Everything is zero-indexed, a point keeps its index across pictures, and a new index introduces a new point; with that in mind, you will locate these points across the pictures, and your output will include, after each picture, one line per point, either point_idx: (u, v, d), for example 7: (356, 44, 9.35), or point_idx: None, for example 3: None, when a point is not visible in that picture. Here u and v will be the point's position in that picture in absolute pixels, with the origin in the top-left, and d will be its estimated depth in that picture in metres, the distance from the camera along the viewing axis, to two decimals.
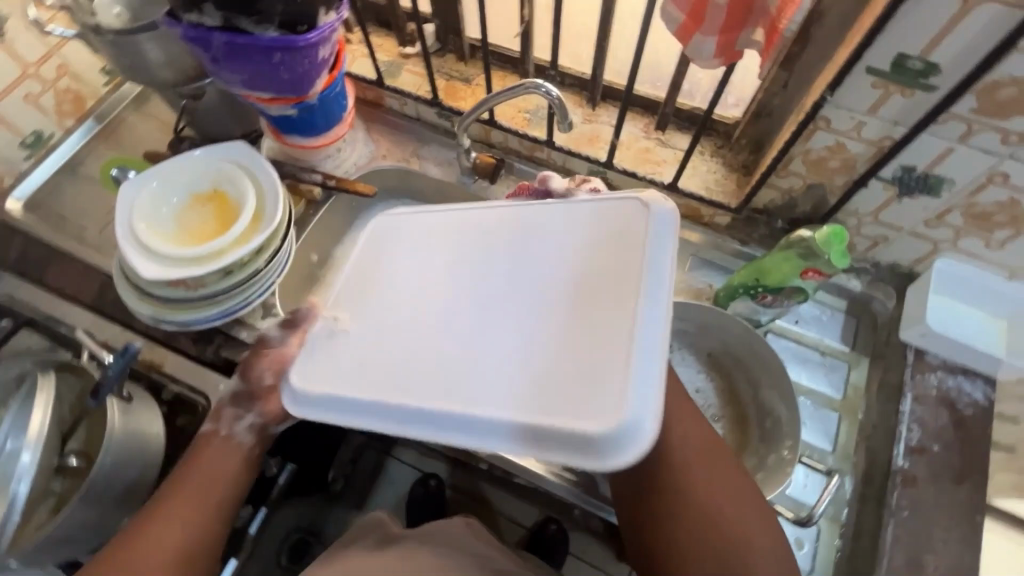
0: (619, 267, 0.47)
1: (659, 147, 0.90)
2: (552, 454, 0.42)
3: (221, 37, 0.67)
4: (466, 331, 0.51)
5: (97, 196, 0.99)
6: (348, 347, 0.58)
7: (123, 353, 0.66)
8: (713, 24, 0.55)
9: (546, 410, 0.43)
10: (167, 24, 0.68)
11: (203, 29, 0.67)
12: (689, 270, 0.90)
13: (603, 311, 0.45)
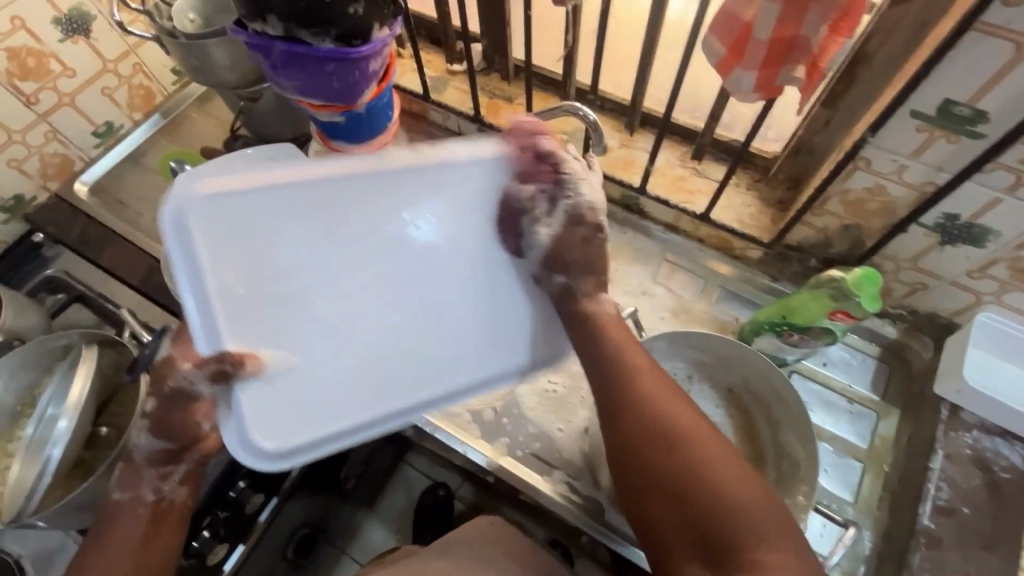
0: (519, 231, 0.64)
1: (693, 177, 0.90)
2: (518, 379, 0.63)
3: (282, 47, 0.71)
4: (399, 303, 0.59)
5: (155, 185, 1.05)
6: (286, 375, 0.53)
7: (160, 332, 0.70)
8: (753, 59, 0.55)
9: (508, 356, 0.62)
10: (232, 31, 0.72)
11: (266, 39, 0.71)
12: (715, 302, 0.89)
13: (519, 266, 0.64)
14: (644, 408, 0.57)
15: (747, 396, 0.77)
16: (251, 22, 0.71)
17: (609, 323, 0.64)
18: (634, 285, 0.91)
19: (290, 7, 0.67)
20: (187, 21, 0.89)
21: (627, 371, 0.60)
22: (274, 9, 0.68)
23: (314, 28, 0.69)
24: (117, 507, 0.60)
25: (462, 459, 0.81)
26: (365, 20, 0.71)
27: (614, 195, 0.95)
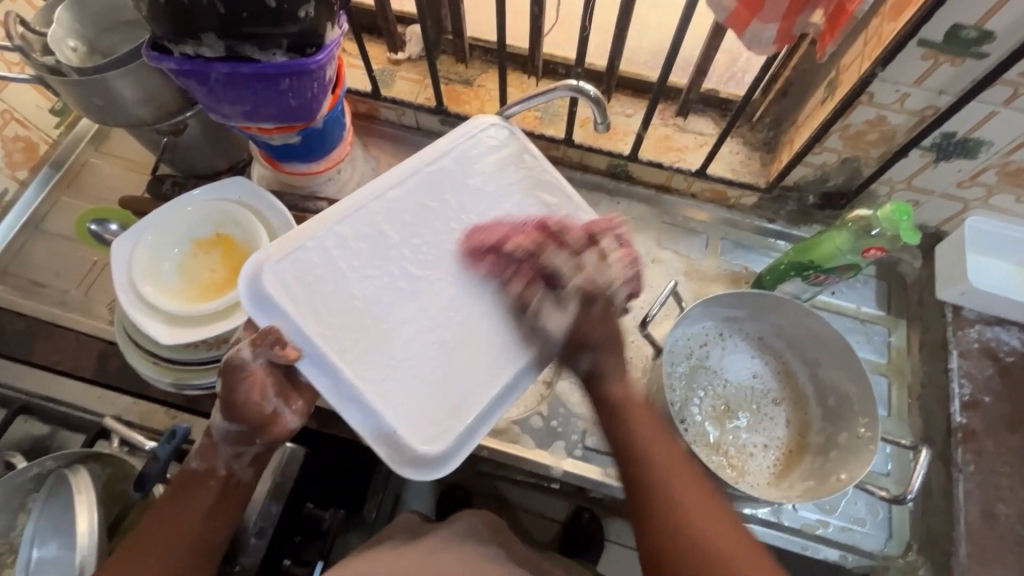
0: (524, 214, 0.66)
1: (678, 134, 0.88)
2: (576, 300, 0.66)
3: (223, 69, 0.59)
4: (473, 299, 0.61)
5: (72, 253, 0.88)
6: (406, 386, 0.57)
7: (169, 436, 0.60)
8: (774, 12, 0.53)
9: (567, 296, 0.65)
10: (154, 58, 0.59)
11: (201, 62, 0.59)
12: (721, 254, 0.89)
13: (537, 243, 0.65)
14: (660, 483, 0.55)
15: (777, 341, 0.79)
16: (177, 44, 0.58)
17: (617, 382, 0.60)
18: (641, 255, 0.89)
19: (228, 18, 0.55)
20: (69, 51, 0.73)
21: (627, 422, 0.59)
22: (208, 25, 0.56)
23: (261, 41, 0.58)
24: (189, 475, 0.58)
25: (524, 471, 0.78)
26: (319, 23, 0.60)
27: (600, 166, 0.91)
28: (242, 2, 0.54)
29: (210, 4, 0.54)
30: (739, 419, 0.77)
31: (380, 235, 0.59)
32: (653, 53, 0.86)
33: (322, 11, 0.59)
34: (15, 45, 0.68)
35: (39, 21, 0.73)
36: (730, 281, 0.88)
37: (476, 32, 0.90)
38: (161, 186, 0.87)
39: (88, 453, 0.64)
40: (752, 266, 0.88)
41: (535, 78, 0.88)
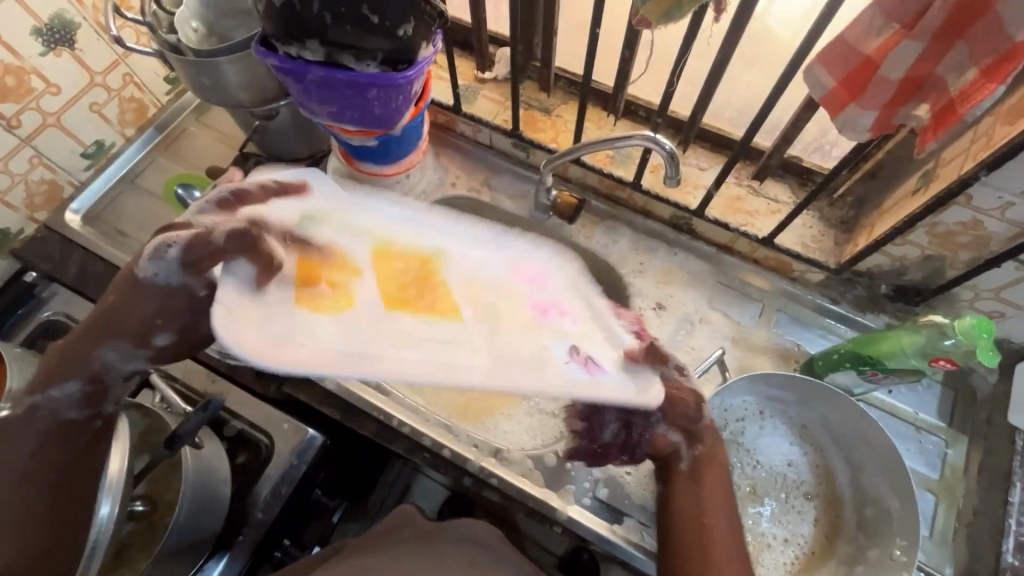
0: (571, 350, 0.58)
1: (749, 196, 0.86)
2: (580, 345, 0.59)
3: (320, 72, 0.63)
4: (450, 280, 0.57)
5: (157, 211, 0.95)
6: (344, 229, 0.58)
7: (206, 407, 0.64)
8: (876, 99, 0.50)
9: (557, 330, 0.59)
10: (260, 53, 0.63)
11: (301, 64, 0.62)
12: (775, 327, 0.85)
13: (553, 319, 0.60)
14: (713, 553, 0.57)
15: (821, 433, 0.76)
16: (283, 44, 0.62)
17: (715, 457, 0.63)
18: (689, 312, 0.87)
19: (334, 28, 0.59)
20: (190, 31, 0.77)
21: (706, 505, 0.61)
22: (314, 32, 0.59)
23: (359, 51, 0.61)
24: (52, 409, 0.55)
25: (527, 509, 0.75)
26: (414, 41, 0.63)
27: (663, 215, 0.90)
28: (348, 15, 0.58)
29: (320, 13, 0.58)
30: (764, 506, 0.74)
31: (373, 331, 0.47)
32: (739, 111, 0.84)
33: (420, 30, 0.62)
34: (147, 21, 0.75)
35: (170, 2, 0.80)
36: (778, 357, 0.83)
37: (564, 64, 0.91)
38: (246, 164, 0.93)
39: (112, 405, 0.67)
40: (805, 345, 0.84)
41: (613, 117, 0.88)
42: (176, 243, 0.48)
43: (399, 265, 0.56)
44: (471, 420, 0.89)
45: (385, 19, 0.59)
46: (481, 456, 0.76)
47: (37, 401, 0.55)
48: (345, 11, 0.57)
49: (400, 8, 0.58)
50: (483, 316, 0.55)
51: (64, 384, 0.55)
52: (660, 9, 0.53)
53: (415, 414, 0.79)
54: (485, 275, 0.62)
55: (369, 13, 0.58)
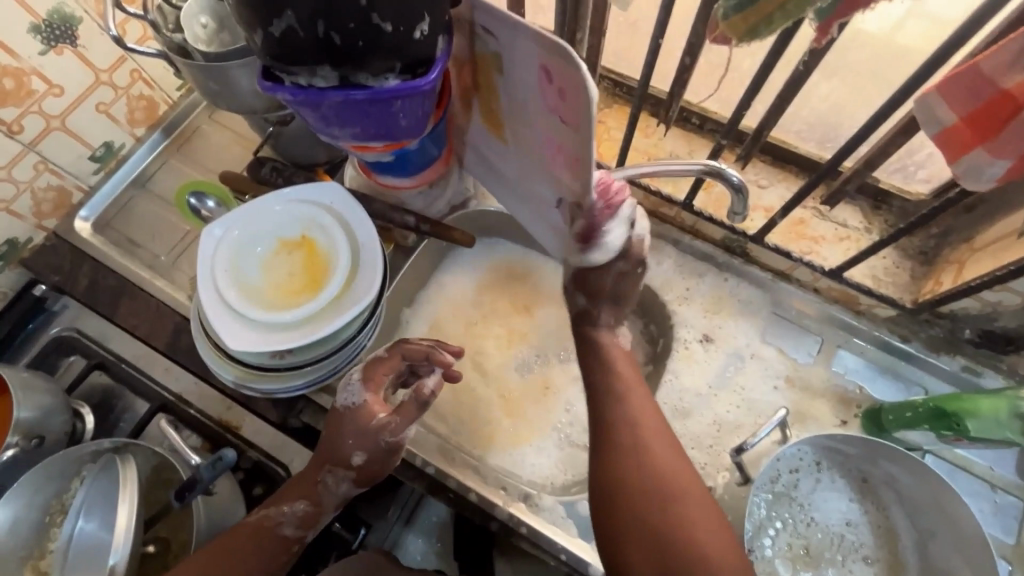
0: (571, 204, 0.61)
1: (814, 220, 0.78)
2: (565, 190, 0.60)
3: (337, 96, 0.55)
4: (518, 110, 0.59)
5: (168, 218, 0.89)
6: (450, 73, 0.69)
7: (215, 463, 0.59)
8: (1010, 144, 0.41)
9: (555, 171, 0.60)
10: (265, 89, 0.55)
11: (314, 92, 0.54)
12: (834, 365, 0.77)
13: (556, 170, 0.59)
14: (680, 514, 0.55)
15: (885, 490, 0.69)
16: (290, 75, 0.54)
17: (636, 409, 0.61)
18: (740, 345, 0.79)
19: (345, 48, 0.50)
20: (199, 28, 0.69)
21: (614, 429, 0.61)
22: (325, 59, 0.50)
23: (377, 67, 0.53)
24: (268, 529, 0.64)
25: (558, 561, 0.70)
26: (433, 39, 0.53)
27: (713, 237, 0.82)
28: (360, 31, 0.48)
29: (327, 35, 0.48)
30: (821, 570, 0.67)
31: (492, 180, 0.78)
32: (810, 124, 0.74)
33: (437, 24, 0.52)
34: (149, 19, 0.68)
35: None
36: (837, 400, 0.76)
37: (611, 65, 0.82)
38: (259, 172, 0.84)
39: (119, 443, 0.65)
40: (868, 388, 0.76)
41: (664, 127, 0.79)
42: (390, 435, 0.66)
43: (488, 97, 0.63)
44: (498, 451, 0.83)
45: (400, 24, 0.49)
46: (509, 501, 0.71)
47: (270, 515, 0.64)
48: (355, 26, 0.48)
49: (414, 8, 0.49)
50: (518, 138, 0.64)
51: (294, 503, 0.65)
52: (744, 25, 0.44)
53: (441, 453, 0.74)
54: (525, 106, 0.58)
55: (381, 22, 0.48)
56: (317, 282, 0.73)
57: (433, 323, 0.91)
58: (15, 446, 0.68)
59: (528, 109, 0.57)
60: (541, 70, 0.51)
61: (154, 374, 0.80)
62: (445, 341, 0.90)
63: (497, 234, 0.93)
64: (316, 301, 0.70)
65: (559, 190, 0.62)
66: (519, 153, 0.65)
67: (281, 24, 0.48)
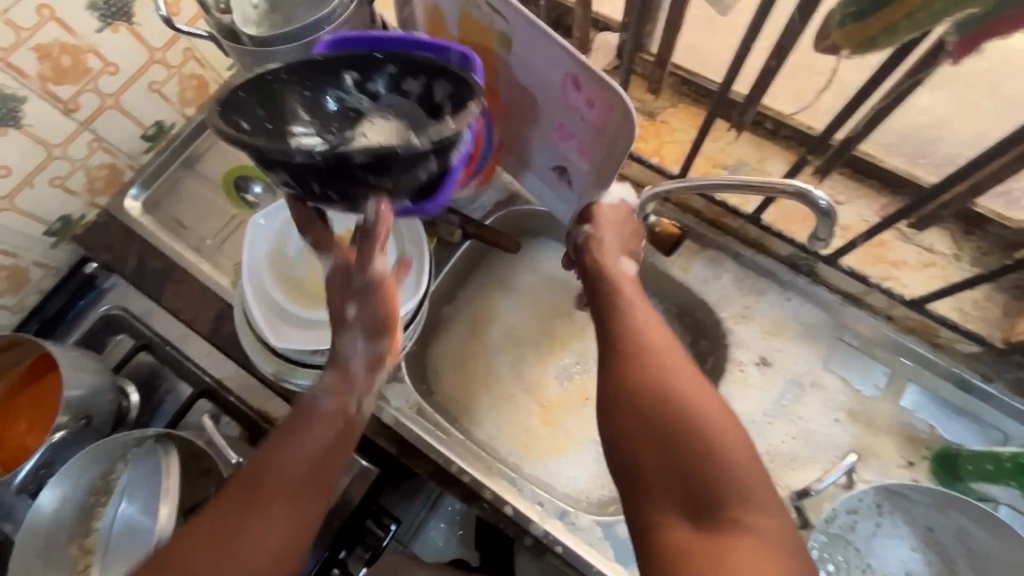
0: (594, 172, 0.65)
1: (895, 243, 0.72)
2: (591, 160, 0.63)
3: (347, 208, 0.63)
4: (529, 75, 0.61)
5: (215, 201, 0.89)
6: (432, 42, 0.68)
7: None
8: None
9: (581, 141, 0.63)
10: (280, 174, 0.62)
11: (330, 210, 0.62)
12: (903, 400, 0.72)
13: (578, 138, 0.63)
14: (678, 395, 0.50)
15: (954, 543, 0.64)
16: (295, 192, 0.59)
17: (635, 311, 0.57)
18: (800, 371, 0.74)
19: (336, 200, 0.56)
20: (249, 9, 0.67)
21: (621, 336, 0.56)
22: (323, 203, 0.57)
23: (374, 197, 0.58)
24: None
25: None
26: (440, 168, 0.56)
27: (779, 253, 0.76)
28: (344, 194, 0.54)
29: (323, 192, 0.55)
30: None
31: None
32: (903, 137, 0.67)
33: (440, 157, 0.55)
34: None
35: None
36: (904, 439, 0.70)
37: (682, 60, 0.76)
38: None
39: (162, 431, 0.65)
40: (940, 428, 0.70)
41: (736, 132, 0.74)
42: None
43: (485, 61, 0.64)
44: (532, 460, 0.81)
45: (392, 182, 0.54)
46: (545, 518, 0.69)
47: None
48: (341, 191, 0.54)
49: (402, 169, 0.52)
50: (521, 100, 0.66)
51: None
52: (862, 36, 0.40)
53: (477, 461, 0.72)
54: (535, 75, 0.60)
55: (366, 186, 0.54)
56: None
57: (473, 323, 0.88)
58: (65, 428, 0.68)
59: (546, 81, 0.60)
60: (566, 75, 0.57)
61: (197, 358, 0.81)
62: (484, 342, 0.87)
63: (543, 234, 0.89)
64: None
65: (570, 158, 0.67)
66: (520, 116, 0.68)
67: (278, 178, 0.55)
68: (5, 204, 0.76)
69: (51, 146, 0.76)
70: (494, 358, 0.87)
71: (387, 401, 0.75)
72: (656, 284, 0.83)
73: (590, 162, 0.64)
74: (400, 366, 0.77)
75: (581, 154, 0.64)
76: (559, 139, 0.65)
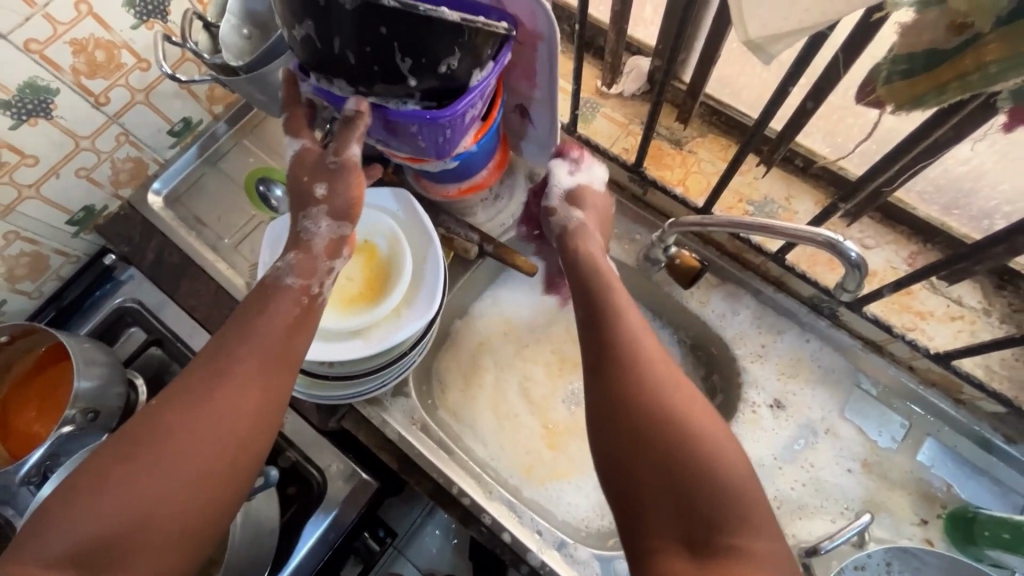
0: (550, 97, 0.65)
1: (923, 293, 0.70)
2: (543, 82, 0.64)
3: (354, 108, 0.53)
4: None
5: (236, 201, 0.89)
6: None
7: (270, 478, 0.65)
8: None
9: (525, 66, 0.63)
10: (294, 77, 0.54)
11: (333, 98, 0.53)
12: (921, 455, 0.69)
13: (523, 66, 0.63)
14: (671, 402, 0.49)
15: None
16: (313, 74, 0.51)
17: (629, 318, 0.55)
18: (814, 418, 0.72)
19: (360, 68, 0.48)
20: (241, 40, 0.65)
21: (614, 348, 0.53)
22: (342, 73, 0.49)
23: (396, 90, 0.50)
24: None
25: None
26: (462, 71, 0.50)
27: (800, 293, 0.74)
28: (375, 53, 0.47)
29: (344, 52, 0.47)
30: None
31: None
32: (938, 187, 0.65)
33: (469, 58, 0.50)
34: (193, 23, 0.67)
35: (216, 11, 0.68)
36: (919, 496, 0.68)
37: (714, 91, 0.75)
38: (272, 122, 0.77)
39: None
40: (957, 487, 0.68)
41: (765, 168, 0.72)
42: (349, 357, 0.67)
43: None
44: (533, 484, 0.80)
45: (422, 57, 0.47)
46: (544, 547, 0.68)
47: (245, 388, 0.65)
48: (373, 50, 0.47)
49: (434, 47, 0.47)
50: None
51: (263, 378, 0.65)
52: (910, 92, 0.38)
53: (478, 484, 0.72)
54: None
55: (398, 55, 0.47)
56: (374, 292, 0.70)
57: (483, 339, 0.87)
58: (72, 422, 0.68)
59: None
60: None
61: None
62: (492, 360, 0.87)
63: None
64: (369, 314, 0.68)
65: (524, 94, 0.67)
66: None
67: (303, 31, 0.47)
68: (31, 192, 0.76)
69: (80, 137, 0.77)
70: (502, 377, 0.86)
71: (392, 415, 0.75)
72: (673, 313, 0.81)
73: (545, 87, 0.64)
74: (407, 381, 0.77)
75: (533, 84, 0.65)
76: (509, 78, 0.66)
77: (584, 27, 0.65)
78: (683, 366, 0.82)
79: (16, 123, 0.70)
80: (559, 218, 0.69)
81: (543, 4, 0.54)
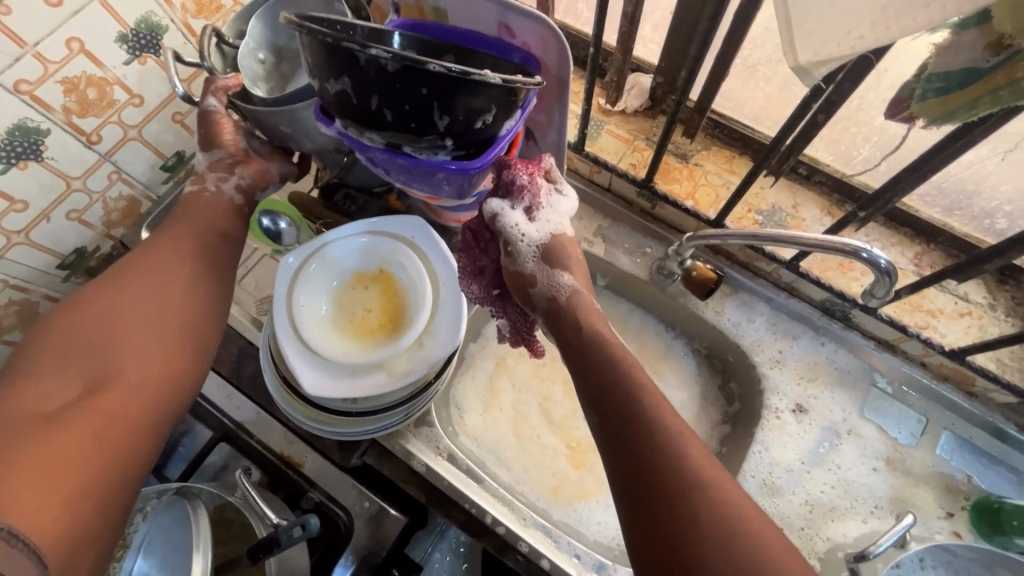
0: (556, 124, 0.65)
1: (931, 292, 0.72)
2: (551, 111, 0.63)
3: (381, 156, 0.52)
4: None
5: None
6: None
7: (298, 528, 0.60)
8: None
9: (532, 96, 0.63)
10: (317, 121, 0.53)
11: (360, 146, 0.52)
12: (939, 450, 0.71)
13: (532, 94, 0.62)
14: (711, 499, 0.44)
15: None
16: (341, 121, 0.50)
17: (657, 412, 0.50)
18: (836, 420, 0.73)
19: (396, 124, 0.47)
20: (256, 64, 0.65)
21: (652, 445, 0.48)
22: (376, 126, 0.48)
23: (428, 143, 0.50)
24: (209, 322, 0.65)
25: None
26: (496, 124, 0.50)
27: (812, 298, 0.76)
28: (413, 112, 0.46)
29: (380, 109, 0.46)
30: None
31: None
32: (942, 190, 0.67)
33: (504, 111, 0.49)
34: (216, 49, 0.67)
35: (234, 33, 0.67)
36: (943, 489, 0.70)
37: (718, 106, 0.77)
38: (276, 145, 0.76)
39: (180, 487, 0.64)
40: (977, 478, 0.70)
41: (772, 179, 0.74)
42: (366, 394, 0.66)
43: None
44: (561, 504, 0.79)
45: (459, 115, 0.47)
46: (583, 572, 0.67)
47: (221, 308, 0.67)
48: (411, 109, 0.46)
49: (474, 103, 0.46)
50: None
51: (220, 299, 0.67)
52: (943, 108, 0.41)
53: (511, 511, 0.71)
54: None
55: (437, 114, 0.46)
56: (395, 323, 0.69)
57: (498, 360, 0.87)
58: None
59: None
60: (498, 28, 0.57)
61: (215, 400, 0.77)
62: (510, 382, 0.86)
63: None
64: (392, 347, 0.66)
65: (532, 122, 0.67)
66: None
67: (339, 86, 0.46)
68: (21, 237, 0.72)
69: (71, 178, 0.73)
70: (520, 398, 0.85)
71: (417, 447, 0.73)
72: (687, 323, 0.82)
73: (553, 114, 0.64)
74: (429, 410, 0.75)
75: (542, 111, 0.64)
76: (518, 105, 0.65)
77: (596, 51, 0.66)
78: (700, 375, 0.83)
79: (5, 167, 0.66)
80: (545, 289, 0.60)
81: (562, 39, 0.54)
